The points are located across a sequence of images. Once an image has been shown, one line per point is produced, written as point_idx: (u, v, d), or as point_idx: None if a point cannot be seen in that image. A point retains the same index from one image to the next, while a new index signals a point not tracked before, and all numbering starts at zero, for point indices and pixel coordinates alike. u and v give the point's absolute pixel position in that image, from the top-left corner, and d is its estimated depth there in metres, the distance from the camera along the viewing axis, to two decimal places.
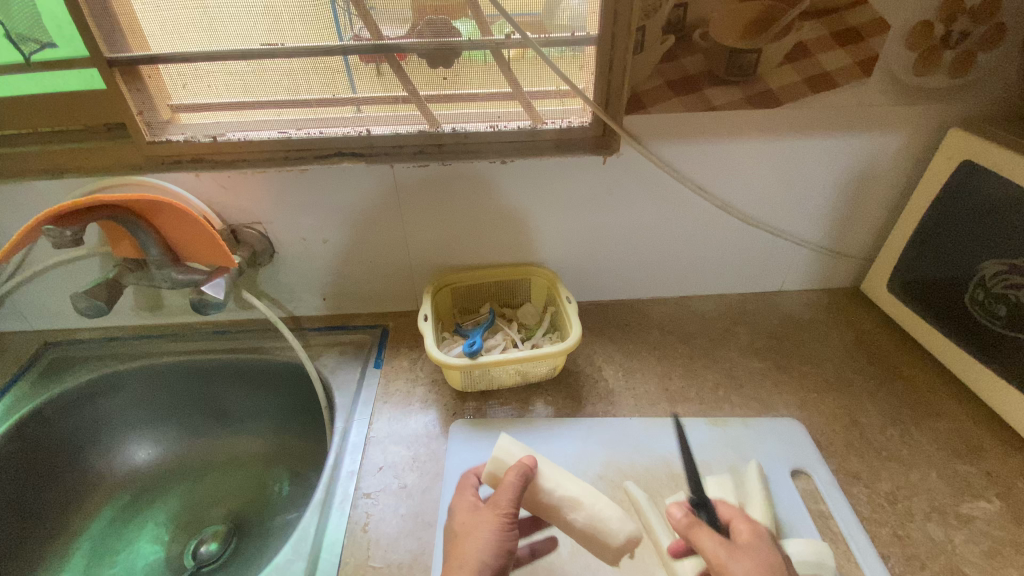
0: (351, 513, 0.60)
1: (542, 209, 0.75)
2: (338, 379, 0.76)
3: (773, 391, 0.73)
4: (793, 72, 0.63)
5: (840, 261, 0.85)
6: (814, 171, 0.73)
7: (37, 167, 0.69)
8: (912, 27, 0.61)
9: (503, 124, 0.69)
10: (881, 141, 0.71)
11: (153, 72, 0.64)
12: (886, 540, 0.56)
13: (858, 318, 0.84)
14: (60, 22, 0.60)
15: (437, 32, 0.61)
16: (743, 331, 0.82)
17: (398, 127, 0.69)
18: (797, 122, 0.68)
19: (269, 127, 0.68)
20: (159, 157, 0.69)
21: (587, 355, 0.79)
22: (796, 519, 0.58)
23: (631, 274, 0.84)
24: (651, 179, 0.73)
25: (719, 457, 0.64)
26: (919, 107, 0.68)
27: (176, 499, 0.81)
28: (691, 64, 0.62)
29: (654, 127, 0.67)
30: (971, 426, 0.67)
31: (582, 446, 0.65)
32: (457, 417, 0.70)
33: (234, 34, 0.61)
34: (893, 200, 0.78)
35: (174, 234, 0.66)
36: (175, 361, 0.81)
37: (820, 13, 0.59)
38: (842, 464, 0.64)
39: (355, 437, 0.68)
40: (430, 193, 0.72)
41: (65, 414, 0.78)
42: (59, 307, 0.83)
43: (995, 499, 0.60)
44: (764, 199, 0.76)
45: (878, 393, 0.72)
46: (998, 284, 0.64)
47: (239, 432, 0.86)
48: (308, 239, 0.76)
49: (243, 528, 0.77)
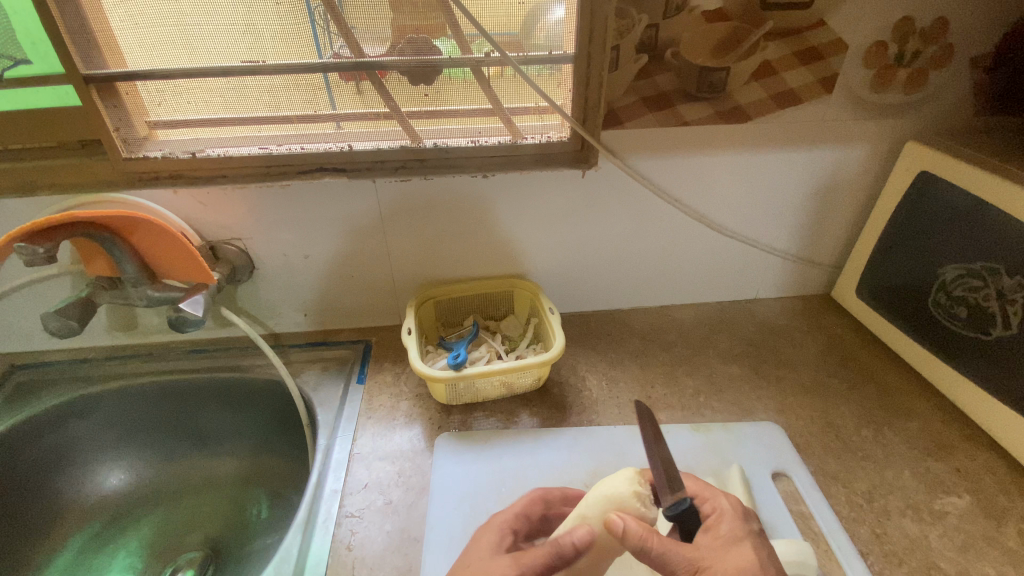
0: (335, 533, 0.59)
1: (521, 221, 0.76)
2: (320, 397, 0.75)
3: (752, 396, 0.74)
4: (759, 89, 0.66)
5: (811, 269, 0.88)
6: (783, 183, 0.76)
7: (9, 185, 0.68)
8: (868, 47, 0.65)
9: (483, 139, 0.70)
10: (845, 154, 0.75)
11: (131, 89, 0.63)
12: (865, 537, 0.58)
13: (831, 323, 0.86)
14: (34, 38, 0.59)
15: (417, 50, 0.63)
16: (721, 339, 0.84)
17: (379, 142, 0.69)
18: (765, 136, 0.71)
19: (249, 142, 0.68)
20: (135, 173, 0.68)
21: (571, 365, 0.79)
22: (777, 521, 0.59)
23: (612, 285, 0.86)
24: (628, 192, 0.75)
25: (703, 462, 0.65)
26: (878, 122, 0.72)
27: (150, 525, 0.79)
28: (663, 81, 0.64)
29: (630, 142, 0.69)
30: (940, 425, 0.70)
31: (567, 455, 0.66)
32: (442, 431, 0.70)
33: (213, 51, 0.61)
34: (858, 210, 0.81)
35: (151, 252, 0.65)
36: (148, 383, 0.79)
37: (781, 34, 0.62)
38: (820, 466, 0.65)
39: (339, 454, 0.67)
40: (412, 207, 0.73)
41: (32, 440, 0.75)
42: (27, 329, 0.79)
43: (966, 495, 0.62)
44: (737, 211, 0.79)
45: (852, 395, 0.74)
46: (958, 287, 0.68)
47: (215, 454, 0.84)
48: (288, 255, 0.76)
49: (220, 553, 0.75)
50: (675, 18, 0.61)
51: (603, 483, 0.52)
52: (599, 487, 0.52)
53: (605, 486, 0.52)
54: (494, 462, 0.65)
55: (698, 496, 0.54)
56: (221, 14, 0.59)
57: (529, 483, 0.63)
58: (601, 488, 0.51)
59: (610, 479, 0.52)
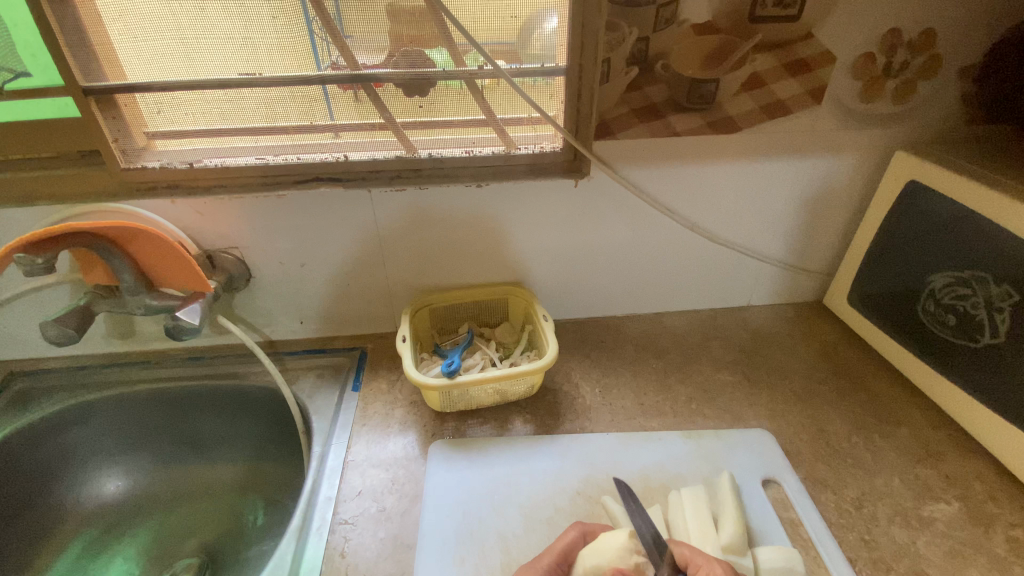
0: (329, 539, 0.59)
1: (515, 229, 0.77)
2: (315, 404, 0.76)
3: (744, 403, 0.75)
4: (749, 100, 0.67)
5: (803, 276, 0.88)
6: (774, 191, 0.77)
7: (8, 196, 0.68)
8: (857, 58, 0.66)
9: (477, 149, 0.71)
10: (835, 163, 0.76)
11: (130, 100, 0.64)
12: (853, 544, 0.58)
13: (822, 330, 0.87)
14: (34, 50, 0.60)
15: (412, 63, 0.64)
16: (713, 346, 0.84)
17: (375, 153, 0.70)
18: (755, 146, 0.72)
19: (246, 153, 0.69)
20: (133, 183, 0.69)
21: (565, 371, 0.80)
22: (766, 528, 0.59)
23: (606, 292, 0.86)
24: (621, 201, 0.75)
25: (693, 469, 0.66)
26: (867, 132, 0.73)
27: (147, 532, 0.79)
28: (654, 93, 0.65)
29: (623, 153, 0.70)
30: (929, 431, 0.71)
31: (559, 463, 0.66)
32: (436, 438, 0.70)
33: (211, 64, 0.62)
34: (849, 218, 0.82)
35: (149, 261, 0.66)
36: (146, 390, 0.80)
37: (770, 46, 0.63)
38: (810, 473, 0.66)
39: (333, 461, 0.67)
40: (407, 216, 0.74)
41: (31, 445, 0.76)
42: (26, 337, 0.80)
43: (954, 501, 0.62)
44: (728, 220, 0.79)
45: (842, 402, 0.75)
46: (947, 295, 0.68)
47: (213, 460, 0.85)
48: (285, 264, 0.77)
49: (216, 560, 0.76)
50: (665, 31, 0.62)
51: (597, 548, 0.52)
52: (591, 554, 0.52)
53: (597, 552, 0.51)
54: (487, 469, 0.66)
55: (692, 564, 0.50)
56: (219, 27, 0.60)
57: (521, 491, 0.63)
58: (593, 557, 0.51)
59: (602, 544, 0.52)
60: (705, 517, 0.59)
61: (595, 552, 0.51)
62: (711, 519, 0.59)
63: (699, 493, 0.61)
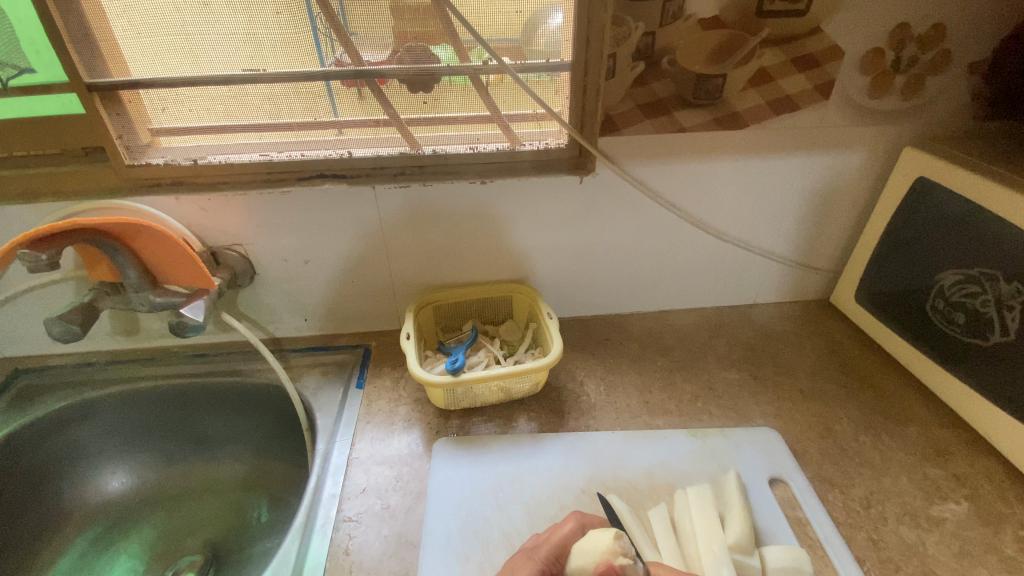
0: (333, 536, 0.59)
1: (519, 226, 0.77)
2: (319, 401, 0.76)
3: (750, 402, 0.74)
4: (757, 96, 0.67)
5: (809, 274, 0.88)
6: (781, 187, 0.77)
7: (12, 192, 0.69)
8: (866, 52, 0.65)
9: (481, 146, 0.71)
10: (843, 160, 0.75)
11: (135, 97, 0.64)
12: (861, 544, 0.58)
13: (829, 328, 0.86)
14: (38, 47, 0.61)
15: (416, 59, 0.63)
16: (719, 344, 0.84)
17: (378, 149, 0.69)
18: (762, 142, 0.71)
19: (249, 149, 0.68)
20: (138, 180, 0.68)
21: (570, 369, 0.80)
22: (774, 527, 0.59)
23: (610, 289, 0.86)
24: (626, 197, 0.75)
25: (698, 467, 0.65)
26: (875, 128, 0.72)
27: (152, 529, 0.80)
28: (661, 87, 0.65)
29: (628, 148, 0.70)
30: (938, 431, 0.70)
31: (565, 461, 0.66)
32: (441, 436, 0.70)
33: (215, 60, 0.62)
34: (856, 215, 0.81)
35: (154, 258, 0.66)
36: (150, 388, 0.80)
37: (778, 41, 0.63)
38: (817, 471, 0.65)
39: (337, 459, 0.67)
40: (412, 212, 0.74)
41: (36, 442, 0.76)
42: (30, 334, 0.80)
43: (964, 501, 0.62)
44: (734, 216, 0.79)
45: (850, 400, 0.74)
46: (957, 292, 0.68)
47: (217, 458, 0.85)
48: (289, 260, 0.77)
49: (220, 556, 0.76)
50: (671, 26, 0.61)
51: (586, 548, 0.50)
52: (577, 554, 0.50)
53: (583, 553, 0.50)
54: (492, 468, 0.65)
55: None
56: (221, 23, 0.60)
57: (526, 487, 0.63)
58: (579, 558, 0.50)
59: (588, 544, 0.50)
60: (711, 514, 0.58)
61: (580, 553, 0.50)
62: (717, 518, 0.58)
63: (704, 492, 0.60)
